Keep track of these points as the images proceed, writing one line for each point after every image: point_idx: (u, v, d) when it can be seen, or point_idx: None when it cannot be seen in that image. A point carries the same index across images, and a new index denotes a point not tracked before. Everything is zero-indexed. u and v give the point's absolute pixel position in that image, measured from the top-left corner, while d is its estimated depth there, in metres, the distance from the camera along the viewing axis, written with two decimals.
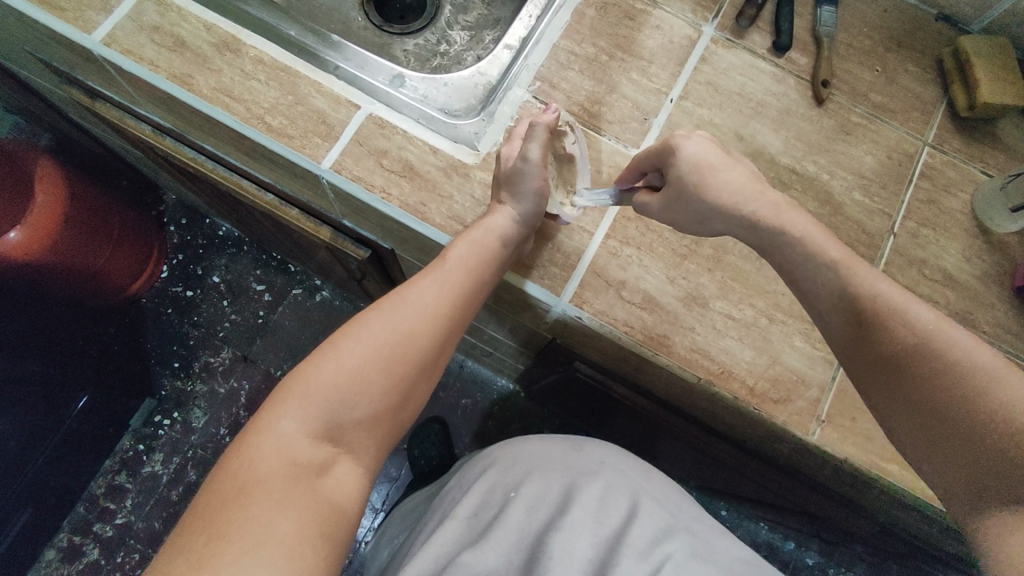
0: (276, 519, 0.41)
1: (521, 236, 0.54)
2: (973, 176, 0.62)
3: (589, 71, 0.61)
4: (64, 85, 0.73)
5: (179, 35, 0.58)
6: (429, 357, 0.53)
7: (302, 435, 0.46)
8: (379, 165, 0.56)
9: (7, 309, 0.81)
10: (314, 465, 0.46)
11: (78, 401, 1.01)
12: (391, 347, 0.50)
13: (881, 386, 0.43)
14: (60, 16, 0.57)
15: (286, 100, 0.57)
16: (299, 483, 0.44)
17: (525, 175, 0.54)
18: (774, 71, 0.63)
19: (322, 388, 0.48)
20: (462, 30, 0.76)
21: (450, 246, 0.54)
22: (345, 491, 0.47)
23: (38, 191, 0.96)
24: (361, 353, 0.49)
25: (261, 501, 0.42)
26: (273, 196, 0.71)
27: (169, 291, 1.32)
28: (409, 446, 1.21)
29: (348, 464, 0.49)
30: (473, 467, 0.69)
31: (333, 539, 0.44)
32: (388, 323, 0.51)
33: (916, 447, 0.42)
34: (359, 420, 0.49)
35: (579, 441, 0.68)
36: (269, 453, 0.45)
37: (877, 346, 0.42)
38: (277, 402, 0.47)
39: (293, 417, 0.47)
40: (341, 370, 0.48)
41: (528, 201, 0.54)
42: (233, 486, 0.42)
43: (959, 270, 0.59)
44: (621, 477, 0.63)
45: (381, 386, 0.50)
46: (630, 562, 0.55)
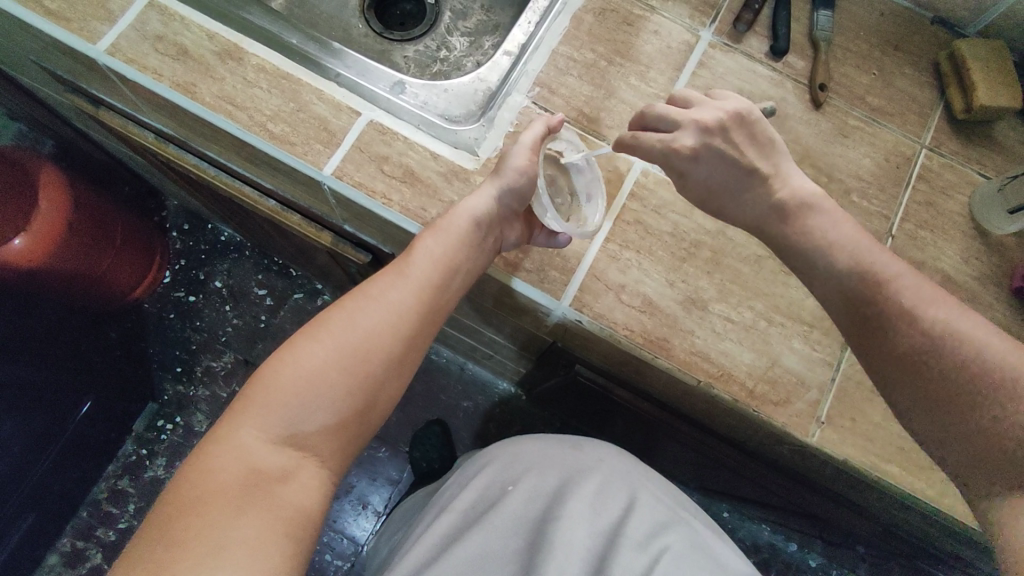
0: (235, 524, 0.43)
1: (500, 214, 0.56)
2: (970, 178, 0.62)
3: (587, 76, 0.62)
4: (68, 93, 0.74)
5: (181, 44, 0.59)
6: (396, 357, 0.52)
7: (262, 442, 0.46)
8: (381, 171, 0.57)
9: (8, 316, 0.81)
10: (275, 471, 0.46)
11: (81, 407, 1.01)
12: (353, 349, 0.50)
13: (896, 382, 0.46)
14: (65, 26, 0.58)
15: (288, 107, 0.58)
16: (259, 489, 0.45)
17: (511, 154, 0.55)
18: (772, 75, 0.64)
19: (282, 394, 0.47)
20: (462, 36, 0.77)
21: (417, 241, 0.54)
22: (309, 495, 0.47)
23: (42, 199, 0.96)
24: (321, 354, 0.49)
25: (220, 507, 0.43)
26: (274, 203, 0.72)
27: (172, 296, 1.32)
28: (411, 450, 1.21)
29: (314, 468, 0.48)
30: (470, 463, 0.69)
31: (298, 542, 0.45)
32: (349, 323, 0.50)
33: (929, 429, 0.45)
34: (322, 425, 0.49)
35: (579, 440, 0.67)
36: (227, 461, 0.45)
37: (891, 350, 0.46)
38: (238, 410, 0.47)
39: (251, 426, 0.47)
40: (299, 374, 0.48)
41: (511, 179, 0.55)
42: (192, 494, 0.43)
43: (957, 272, 0.59)
44: (619, 473, 0.63)
45: (346, 388, 0.49)
46: (628, 555, 0.55)
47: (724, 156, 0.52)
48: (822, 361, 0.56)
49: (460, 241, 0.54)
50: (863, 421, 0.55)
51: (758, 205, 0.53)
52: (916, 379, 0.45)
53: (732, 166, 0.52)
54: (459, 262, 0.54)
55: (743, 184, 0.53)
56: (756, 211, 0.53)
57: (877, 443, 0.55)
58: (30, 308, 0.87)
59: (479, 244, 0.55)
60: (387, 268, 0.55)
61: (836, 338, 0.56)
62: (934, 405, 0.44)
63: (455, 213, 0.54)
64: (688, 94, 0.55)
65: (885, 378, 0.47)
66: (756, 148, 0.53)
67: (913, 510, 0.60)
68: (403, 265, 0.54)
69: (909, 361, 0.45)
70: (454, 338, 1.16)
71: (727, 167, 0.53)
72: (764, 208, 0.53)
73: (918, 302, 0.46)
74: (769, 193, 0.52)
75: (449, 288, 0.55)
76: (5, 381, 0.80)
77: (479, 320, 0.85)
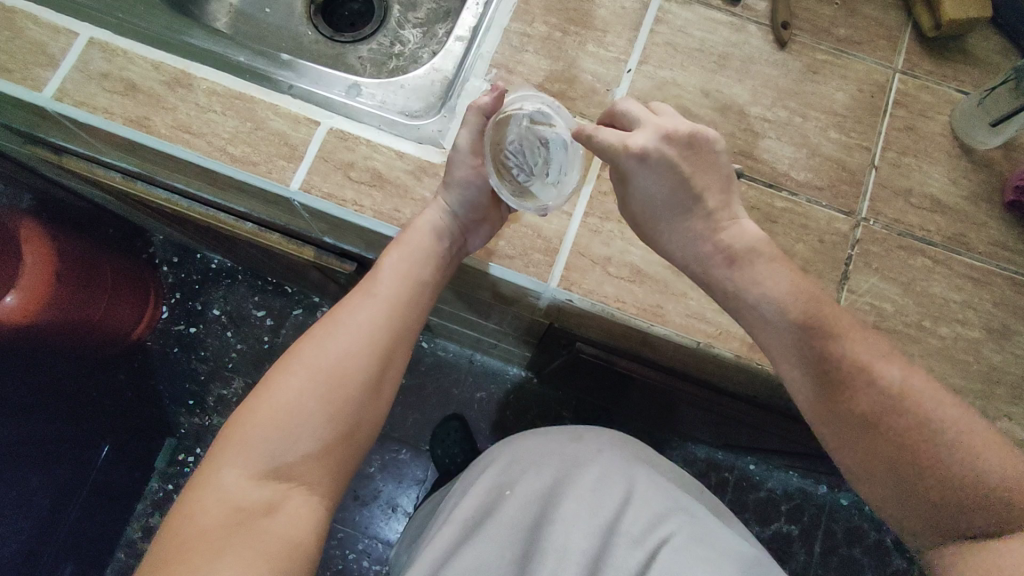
0: (218, 566, 0.44)
1: (450, 227, 0.58)
2: (949, 96, 0.61)
3: (544, 50, 0.60)
4: (28, 145, 0.73)
5: (128, 79, 0.57)
6: (372, 376, 0.55)
7: (244, 480, 0.49)
8: (348, 178, 0.55)
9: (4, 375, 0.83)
10: (262, 504, 0.49)
11: (100, 452, 1.05)
12: (325, 371, 0.53)
13: (860, 438, 0.49)
14: (7, 77, 0.56)
15: (245, 127, 0.56)
16: (247, 524, 0.47)
17: (454, 164, 0.56)
18: (731, 20, 0.62)
19: (259, 429, 0.50)
20: (414, 28, 0.75)
21: (382, 263, 0.58)
22: (299, 524, 0.50)
23: (25, 253, 0.95)
24: (297, 385, 0.52)
25: (206, 549, 0.45)
26: (251, 225, 0.71)
27: (173, 331, 1.32)
28: (432, 447, 1.22)
29: (301, 497, 0.51)
30: (474, 468, 0.70)
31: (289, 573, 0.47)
32: (320, 350, 0.54)
33: (879, 487, 0.48)
34: (306, 453, 0.51)
35: (578, 431, 0.68)
36: (212, 503, 0.48)
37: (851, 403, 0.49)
38: (219, 453, 0.50)
39: (232, 465, 0.49)
40: (276, 408, 0.51)
41: (457, 190, 0.56)
42: (179, 539, 0.45)
43: (948, 195, 0.58)
44: (618, 462, 0.65)
45: (323, 412, 0.52)
46: (624, 551, 0.58)
47: (672, 174, 0.53)
48: None
49: (423, 252, 0.57)
50: None
51: (695, 237, 0.54)
52: (879, 443, 0.48)
53: (675, 186, 0.53)
54: (421, 277, 0.58)
55: (676, 208, 0.54)
56: (700, 247, 0.54)
57: None
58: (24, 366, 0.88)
59: (438, 252, 0.58)
60: (354, 292, 0.58)
61: (832, 278, 0.56)
62: (894, 464, 0.47)
63: (414, 229, 0.55)
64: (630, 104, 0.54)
65: (844, 438, 0.49)
66: (709, 175, 0.54)
67: None
68: (369, 285, 0.58)
69: (870, 416, 0.48)
70: (456, 332, 1.15)
71: (665, 189, 0.53)
72: (704, 246, 0.54)
73: (869, 354, 0.49)
74: (712, 230, 0.54)
75: (416, 300, 0.59)
76: (16, 437, 0.83)
77: (476, 311, 0.84)
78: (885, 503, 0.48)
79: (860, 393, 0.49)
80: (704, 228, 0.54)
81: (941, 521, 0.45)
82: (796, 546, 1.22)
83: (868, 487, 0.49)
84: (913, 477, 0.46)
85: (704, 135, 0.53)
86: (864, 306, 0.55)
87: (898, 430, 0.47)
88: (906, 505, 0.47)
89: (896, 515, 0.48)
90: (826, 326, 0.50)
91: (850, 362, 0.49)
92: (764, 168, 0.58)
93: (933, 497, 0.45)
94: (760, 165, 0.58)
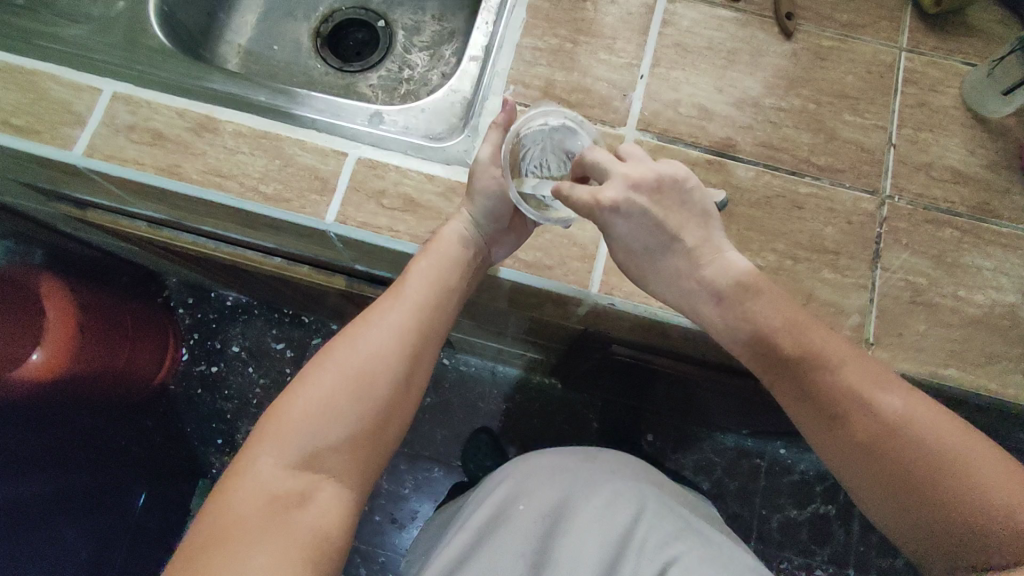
0: (252, 554, 0.45)
1: (479, 233, 0.58)
2: (956, 69, 0.62)
3: (557, 62, 0.61)
4: (52, 202, 0.74)
5: (155, 128, 0.58)
6: (403, 375, 0.54)
7: (277, 470, 0.49)
8: (381, 206, 0.56)
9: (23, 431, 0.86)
10: (295, 496, 0.49)
11: (137, 498, 1.09)
12: (359, 368, 0.52)
13: (863, 470, 0.49)
14: (35, 138, 0.56)
15: (275, 165, 0.57)
16: (281, 514, 0.47)
17: (479, 174, 0.56)
18: (735, 16, 0.63)
19: (294, 424, 0.50)
20: (421, 51, 0.77)
21: (410, 267, 0.56)
22: (329, 516, 0.50)
23: (47, 308, 0.93)
24: (330, 381, 0.51)
25: (243, 536, 0.45)
26: (280, 259, 0.72)
27: (194, 372, 1.33)
28: (465, 463, 1.22)
29: (332, 489, 0.51)
30: (488, 481, 0.71)
31: (317, 564, 0.47)
32: (354, 347, 0.53)
33: (891, 518, 0.49)
34: (336, 447, 0.51)
35: (592, 453, 0.70)
36: (248, 491, 0.48)
37: (847, 431, 0.49)
38: (255, 441, 0.50)
39: (267, 455, 0.49)
40: (311, 403, 0.51)
41: (482, 201, 0.56)
42: (220, 524, 0.46)
43: (967, 165, 0.59)
44: (632, 480, 0.66)
45: (355, 407, 0.52)
46: (635, 564, 0.59)
47: (648, 220, 0.51)
48: (855, 285, 0.56)
49: (452, 261, 0.56)
50: (910, 333, 0.55)
51: (676, 277, 0.53)
52: (878, 468, 0.48)
53: (653, 230, 0.51)
54: (450, 280, 0.57)
55: (661, 247, 0.52)
56: (683, 286, 0.53)
57: (929, 349, 0.55)
58: (42, 422, 0.91)
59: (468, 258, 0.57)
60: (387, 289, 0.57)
61: (865, 258, 0.57)
62: (901, 497, 0.47)
63: (444, 238, 0.55)
64: (631, 149, 0.53)
65: (848, 470, 0.50)
66: (686, 213, 0.52)
67: (969, 407, 0.61)
68: (400, 286, 0.56)
69: (872, 446, 0.48)
70: (478, 345, 1.16)
71: (646, 233, 0.51)
72: (687, 285, 0.53)
73: (866, 378, 0.49)
74: (691, 270, 0.53)
75: (448, 303, 0.57)
76: (44, 492, 0.88)
77: (505, 324, 0.85)
78: (902, 534, 0.48)
79: (857, 423, 0.49)
80: (684, 267, 0.53)
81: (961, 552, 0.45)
82: (836, 526, 1.23)
83: (882, 518, 0.49)
84: (922, 510, 0.46)
85: (670, 177, 0.51)
86: (899, 282, 0.56)
87: (899, 462, 0.47)
88: (928, 537, 0.47)
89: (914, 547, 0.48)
90: (819, 354, 0.50)
91: (843, 389, 0.49)
92: (785, 157, 0.59)
93: (949, 529, 0.45)
94: (782, 155, 0.59)
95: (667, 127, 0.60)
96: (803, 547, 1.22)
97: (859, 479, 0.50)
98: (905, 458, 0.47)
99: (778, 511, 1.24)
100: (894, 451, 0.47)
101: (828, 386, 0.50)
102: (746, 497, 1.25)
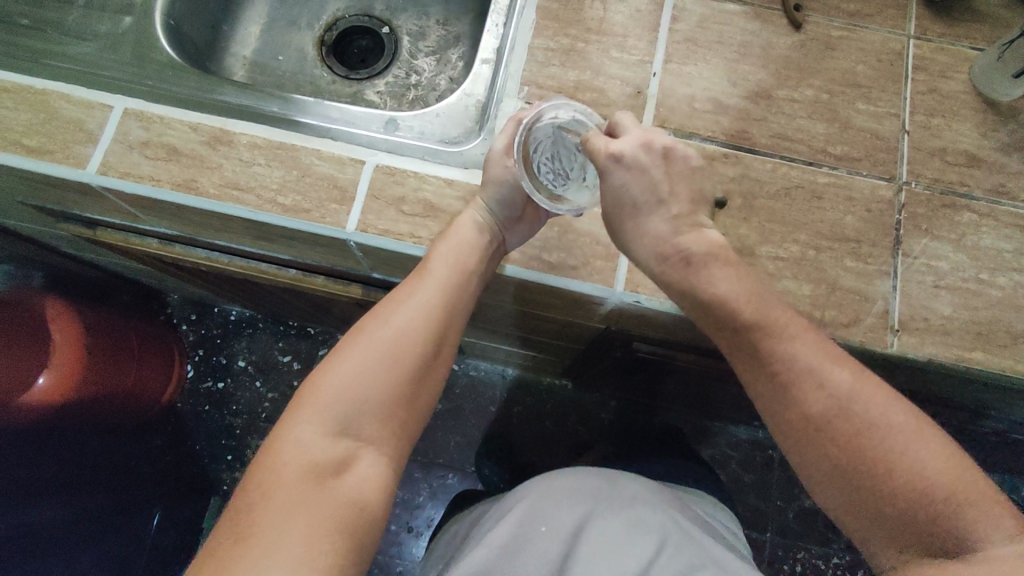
0: (291, 522, 0.44)
1: (500, 216, 0.57)
2: (964, 55, 0.63)
3: (570, 62, 0.61)
4: (60, 224, 0.73)
5: (169, 143, 0.57)
6: (433, 348, 0.54)
7: (316, 441, 0.49)
8: (401, 213, 0.56)
9: (43, 459, 0.89)
10: (333, 465, 0.49)
11: (152, 520, 1.09)
12: (392, 341, 0.52)
13: (812, 450, 0.49)
14: (48, 158, 0.56)
15: (292, 176, 0.57)
16: (320, 482, 0.47)
17: (491, 162, 0.56)
18: (744, 10, 0.63)
19: (331, 395, 0.50)
20: (427, 56, 0.77)
21: (433, 247, 0.55)
22: (367, 486, 0.49)
23: (54, 330, 0.91)
24: (364, 355, 0.51)
25: (284, 503, 0.45)
26: (295, 271, 0.71)
27: (201, 389, 1.31)
28: (479, 468, 1.22)
29: (368, 460, 0.51)
30: (507, 498, 0.69)
31: (355, 532, 0.47)
32: (386, 321, 0.53)
33: (833, 499, 0.50)
34: (371, 419, 0.51)
35: (613, 475, 0.69)
36: (287, 460, 0.48)
37: (794, 407, 0.50)
38: (294, 413, 0.50)
39: (306, 426, 0.49)
40: (346, 376, 0.51)
41: (498, 187, 0.56)
42: (261, 491, 0.46)
43: (981, 149, 0.60)
44: (655, 507, 0.65)
45: (389, 379, 0.51)
46: None
47: (643, 178, 0.52)
48: (878, 272, 0.56)
49: (472, 245, 0.55)
50: (935, 317, 0.55)
51: (655, 238, 0.52)
52: (826, 448, 0.49)
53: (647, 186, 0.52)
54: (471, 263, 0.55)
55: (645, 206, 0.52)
56: (659, 246, 0.52)
57: (955, 333, 0.55)
58: (60, 448, 0.92)
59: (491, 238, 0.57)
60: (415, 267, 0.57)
61: (886, 245, 0.57)
62: (847, 478, 0.48)
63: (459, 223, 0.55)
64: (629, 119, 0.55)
65: (800, 455, 0.51)
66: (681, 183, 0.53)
67: (993, 389, 0.62)
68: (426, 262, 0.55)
69: (818, 421, 0.49)
70: (489, 349, 1.16)
71: (638, 188, 0.52)
72: (663, 247, 0.52)
73: (818, 356, 0.49)
74: (671, 234, 0.52)
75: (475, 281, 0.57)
76: (58, 519, 0.89)
77: (520, 327, 0.85)
78: (846, 517, 0.50)
79: (805, 399, 0.49)
80: (665, 230, 0.52)
81: (897, 534, 0.47)
82: None
83: (825, 499, 0.50)
84: (863, 489, 0.48)
85: (682, 152, 0.53)
86: (921, 268, 0.56)
87: (842, 440, 0.48)
88: (871, 519, 0.48)
89: (858, 530, 0.50)
90: (775, 327, 0.49)
91: (796, 365, 0.49)
92: (801, 148, 0.59)
93: (891, 509, 0.47)
94: (798, 146, 0.59)
95: (683, 122, 0.60)
96: (821, 536, 1.22)
97: (799, 449, 0.50)
98: (849, 435, 0.48)
99: (794, 501, 1.24)
100: (839, 426, 0.48)
101: (780, 359, 0.49)
102: (762, 489, 1.25)
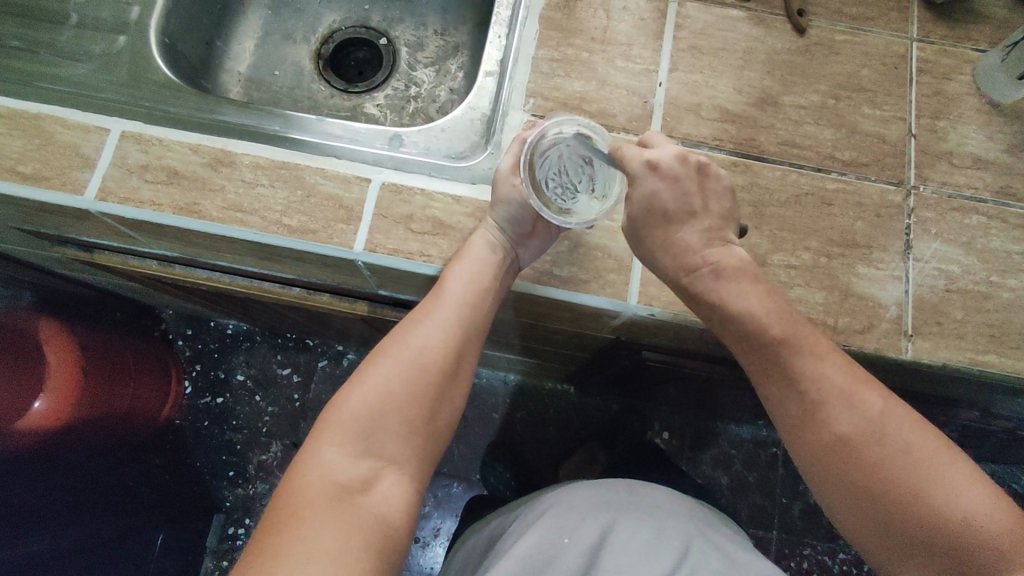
0: (320, 535, 0.44)
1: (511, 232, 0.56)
2: (967, 56, 0.63)
3: (574, 73, 0.61)
4: (55, 248, 0.71)
5: (169, 166, 0.56)
6: (453, 364, 0.54)
7: (342, 459, 0.49)
8: (410, 231, 0.55)
9: (54, 476, 0.84)
10: (358, 482, 0.49)
11: (155, 541, 1.06)
12: (413, 358, 0.53)
13: (841, 477, 0.49)
14: (45, 185, 0.54)
15: (297, 196, 0.56)
16: (345, 499, 0.47)
17: (501, 180, 0.55)
18: (746, 15, 0.63)
19: (355, 413, 0.50)
20: (426, 67, 0.76)
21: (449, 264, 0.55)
22: (391, 503, 0.49)
23: (49, 353, 0.90)
24: (387, 373, 0.52)
25: (312, 518, 0.45)
26: (299, 289, 0.70)
27: (200, 405, 1.30)
28: (484, 476, 1.21)
29: (392, 477, 0.51)
30: (528, 510, 0.68)
31: (382, 548, 0.47)
32: (407, 339, 0.53)
33: (862, 526, 0.49)
34: (395, 435, 0.51)
35: (635, 485, 0.69)
36: (313, 478, 0.48)
37: (823, 432, 0.50)
38: (319, 433, 0.51)
39: (331, 444, 0.49)
40: (370, 394, 0.51)
41: (508, 206, 0.55)
42: (289, 508, 0.46)
43: (987, 150, 0.60)
44: (677, 516, 0.65)
45: (411, 395, 0.52)
46: None
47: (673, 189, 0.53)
48: (889, 278, 0.56)
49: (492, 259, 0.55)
50: (947, 321, 0.55)
51: (682, 249, 0.52)
52: (855, 474, 0.49)
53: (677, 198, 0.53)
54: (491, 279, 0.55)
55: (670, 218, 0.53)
56: (687, 258, 0.52)
57: (968, 336, 0.55)
58: (68, 464, 0.88)
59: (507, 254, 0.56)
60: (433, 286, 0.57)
61: (896, 250, 0.57)
62: (875, 505, 0.48)
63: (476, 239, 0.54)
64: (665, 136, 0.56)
65: (824, 479, 0.50)
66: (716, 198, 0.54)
67: (1003, 389, 0.62)
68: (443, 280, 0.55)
69: (847, 443, 0.49)
70: (492, 357, 1.15)
71: (670, 199, 0.53)
72: (691, 258, 0.52)
73: (851, 377, 0.49)
74: (697, 247, 0.52)
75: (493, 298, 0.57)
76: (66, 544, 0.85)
77: (526, 337, 0.84)
78: (872, 544, 0.49)
79: (834, 422, 0.49)
80: (693, 242, 0.53)
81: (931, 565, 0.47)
82: None
83: (850, 525, 0.50)
84: (894, 517, 0.47)
85: (716, 171, 0.54)
86: (932, 272, 0.57)
87: (873, 466, 0.48)
88: (899, 548, 0.48)
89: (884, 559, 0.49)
90: (806, 347, 0.49)
91: (827, 387, 0.49)
92: (809, 154, 0.59)
93: (923, 538, 0.46)
94: (806, 152, 0.59)
95: (690, 131, 0.59)
96: (826, 532, 1.23)
97: (827, 479, 0.50)
98: (881, 464, 0.48)
99: (799, 499, 1.25)
100: (867, 452, 0.48)
101: (813, 379, 0.49)
102: (767, 487, 1.25)
